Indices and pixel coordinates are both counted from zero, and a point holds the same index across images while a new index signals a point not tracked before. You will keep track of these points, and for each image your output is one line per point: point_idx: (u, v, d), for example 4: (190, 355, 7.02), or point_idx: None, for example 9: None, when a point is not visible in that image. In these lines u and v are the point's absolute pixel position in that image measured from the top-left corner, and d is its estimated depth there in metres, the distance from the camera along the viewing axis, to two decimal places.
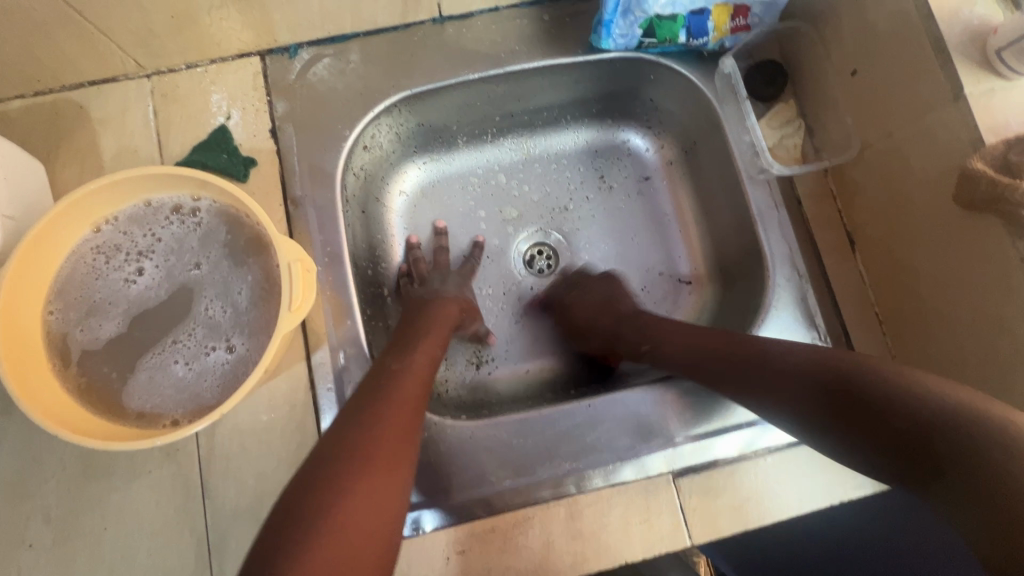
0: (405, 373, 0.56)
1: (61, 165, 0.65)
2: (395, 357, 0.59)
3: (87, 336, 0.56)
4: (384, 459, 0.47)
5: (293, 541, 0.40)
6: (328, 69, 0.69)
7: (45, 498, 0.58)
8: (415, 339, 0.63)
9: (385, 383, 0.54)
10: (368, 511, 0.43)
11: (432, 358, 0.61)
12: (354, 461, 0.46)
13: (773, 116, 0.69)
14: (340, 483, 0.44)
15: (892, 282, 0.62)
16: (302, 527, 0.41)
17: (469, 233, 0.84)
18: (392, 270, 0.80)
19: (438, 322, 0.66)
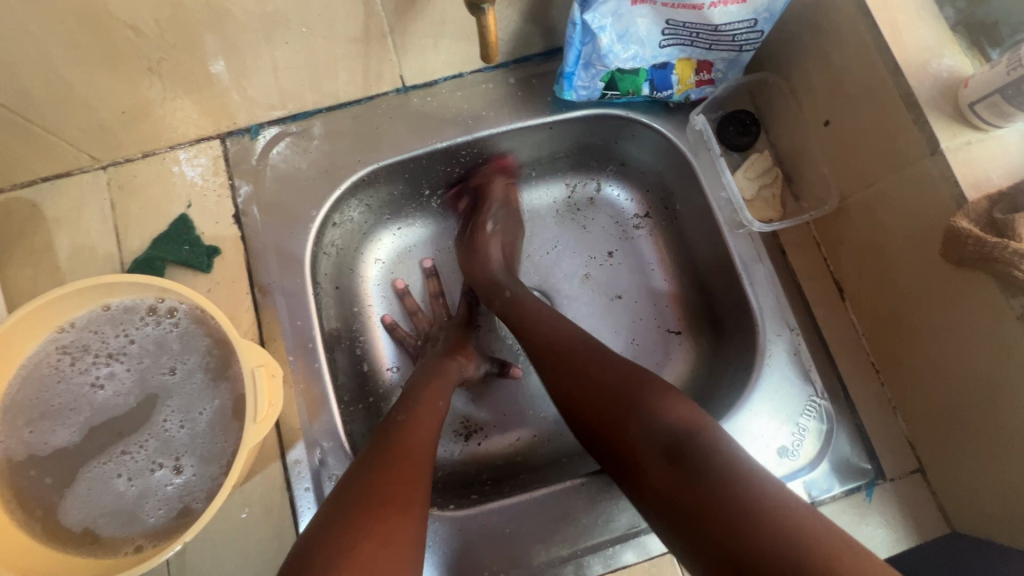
0: (406, 431, 0.55)
1: (14, 269, 0.62)
2: (400, 408, 0.59)
3: (37, 440, 0.52)
4: (393, 503, 0.47)
5: None
6: (290, 148, 0.67)
7: None
8: (417, 391, 0.62)
9: (390, 435, 0.54)
10: (378, 555, 0.43)
11: (433, 412, 0.59)
12: (361, 508, 0.46)
13: (749, 166, 0.68)
14: (350, 525, 0.44)
15: (887, 333, 0.60)
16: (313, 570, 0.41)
17: (452, 293, 0.81)
18: (371, 343, 0.77)
19: (439, 375, 0.65)
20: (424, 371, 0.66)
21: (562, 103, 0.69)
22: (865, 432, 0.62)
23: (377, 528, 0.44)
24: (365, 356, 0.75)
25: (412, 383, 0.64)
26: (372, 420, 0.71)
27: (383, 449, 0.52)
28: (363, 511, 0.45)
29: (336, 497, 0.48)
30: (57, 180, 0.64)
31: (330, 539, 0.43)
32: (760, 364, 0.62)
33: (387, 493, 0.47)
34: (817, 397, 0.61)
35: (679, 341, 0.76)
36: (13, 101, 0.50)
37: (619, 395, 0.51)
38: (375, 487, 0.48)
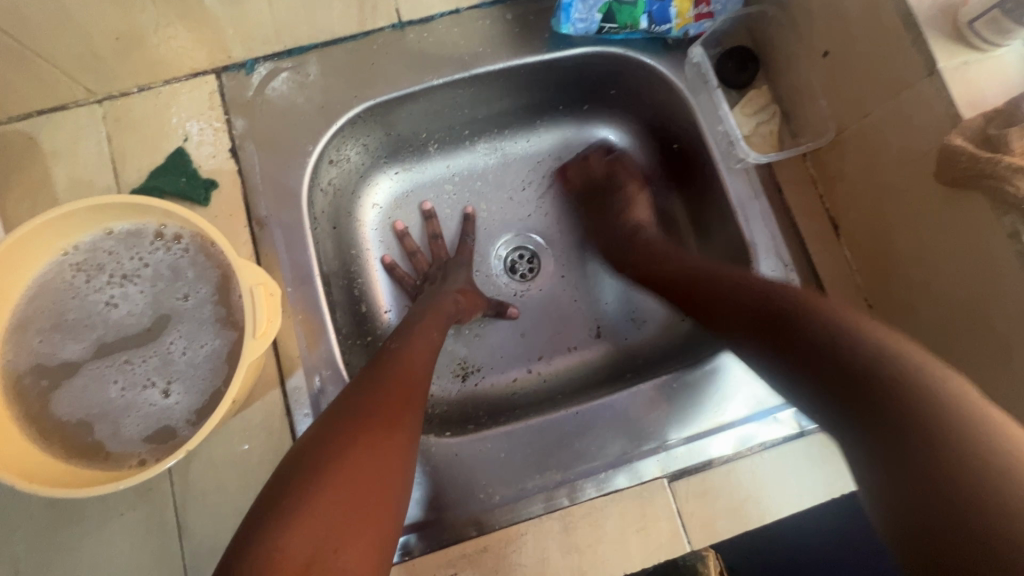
0: (401, 358, 0.56)
1: (12, 201, 0.62)
2: (395, 337, 0.60)
3: (45, 349, 0.53)
4: (387, 417, 0.48)
5: (303, 480, 0.41)
6: (287, 82, 0.67)
7: (12, 550, 0.55)
8: (414, 323, 0.63)
9: (385, 360, 0.55)
10: (374, 460, 0.44)
11: (429, 343, 0.60)
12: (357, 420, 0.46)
13: (747, 102, 0.68)
14: (349, 434, 0.45)
15: (880, 265, 0.61)
16: (315, 467, 0.42)
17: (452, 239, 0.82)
18: (371, 286, 0.77)
19: (437, 311, 0.66)
20: (420, 307, 0.67)
21: (559, 40, 0.69)
22: None
23: (372, 440, 0.45)
24: (363, 297, 0.75)
25: (409, 317, 0.65)
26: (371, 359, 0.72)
27: (378, 374, 0.53)
28: (358, 425, 0.46)
29: (335, 411, 0.48)
30: (54, 114, 0.64)
31: (324, 449, 0.44)
32: None
33: (381, 412, 0.48)
34: None
35: None
36: (8, 25, 0.50)
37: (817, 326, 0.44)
38: (370, 406, 0.48)
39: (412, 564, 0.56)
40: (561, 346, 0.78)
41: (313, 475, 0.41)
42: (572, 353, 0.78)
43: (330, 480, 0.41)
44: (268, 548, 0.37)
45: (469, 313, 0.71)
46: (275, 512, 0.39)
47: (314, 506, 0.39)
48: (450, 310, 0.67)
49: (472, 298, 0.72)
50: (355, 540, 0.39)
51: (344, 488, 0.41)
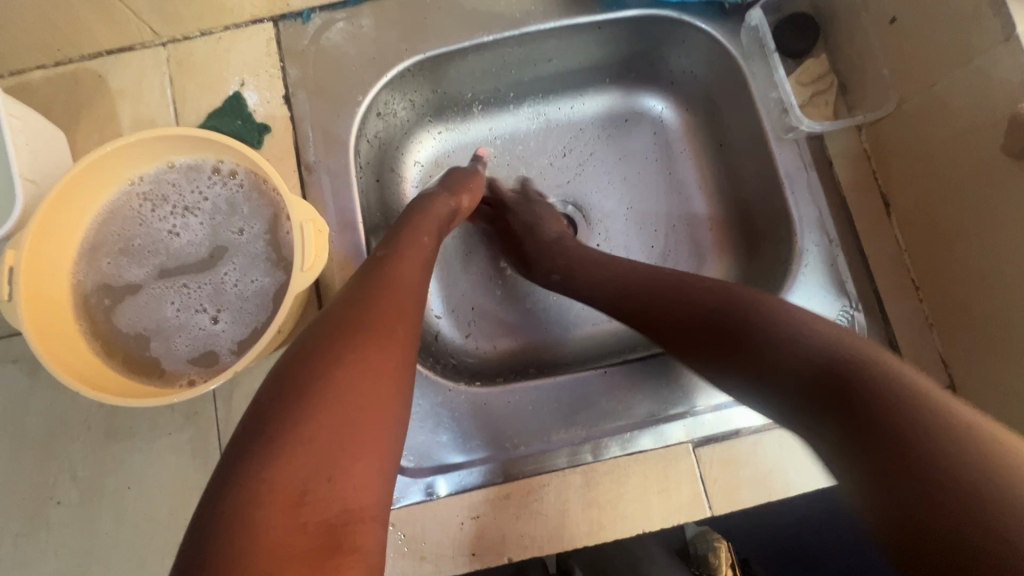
0: (392, 266, 0.51)
1: (81, 134, 0.65)
2: (384, 245, 0.55)
3: (113, 270, 0.57)
4: (377, 331, 0.44)
5: (287, 404, 0.38)
6: (341, 33, 0.68)
7: (71, 457, 0.59)
8: (405, 228, 0.58)
9: (375, 268, 0.51)
10: (366, 379, 0.40)
11: (423, 254, 0.55)
12: (346, 336, 0.43)
13: (805, 70, 0.66)
14: (338, 352, 0.41)
15: (931, 243, 0.59)
16: (302, 390, 0.39)
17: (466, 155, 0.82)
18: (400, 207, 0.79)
19: (430, 217, 0.60)
20: (412, 211, 0.62)
21: (613, 1, 0.68)
22: (895, 345, 0.61)
23: (363, 357, 0.41)
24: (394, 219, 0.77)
25: (397, 221, 0.59)
26: None
27: (370, 285, 0.48)
28: (347, 342, 0.42)
29: (322, 324, 0.45)
30: (122, 54, 0.67)
31: (311, 368, 0.40)
32: (795, 272, 0.62)
33: (372, 327, 0.44)
34: (850, 309, 0.61)
35: (711, 259, 0.78)
36: None
37: (750, 320, 0.46)
38: (362, 319, 0.44)
39: (438, 504, 0.58)
40: (591, 315, 0.78)
41: (298, 399, 0.38)
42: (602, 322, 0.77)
43: (318, 403, 0.38)
44: (257, 477, 0.35)
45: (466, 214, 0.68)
46: (260, 439, 0.37)
47: (302, 433, 0.37)
48: (444, 215, 0.63)
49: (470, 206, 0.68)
50: (352, 467, 0.37)
51: (335, 413, 0.38)
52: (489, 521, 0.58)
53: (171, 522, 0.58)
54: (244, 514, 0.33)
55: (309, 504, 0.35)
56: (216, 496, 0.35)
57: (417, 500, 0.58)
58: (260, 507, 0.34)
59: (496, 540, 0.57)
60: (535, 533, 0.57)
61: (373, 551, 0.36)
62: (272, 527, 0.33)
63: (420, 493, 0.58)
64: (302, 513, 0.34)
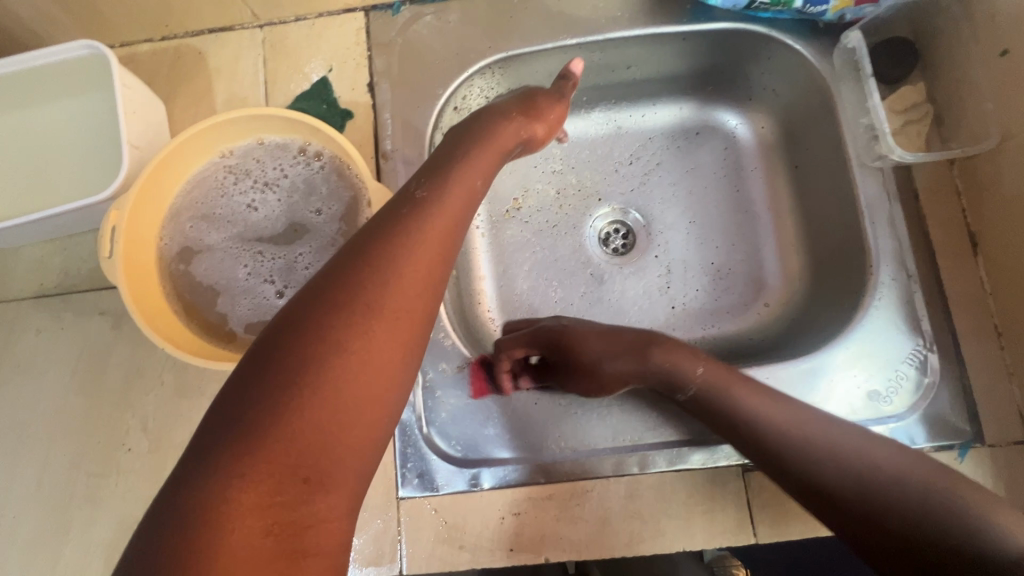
0: (428, 215, 0.44)
1: (178, 106, 0.69)
2: (423, 182, 0.47)
3: (194, 234, 0.60)
4: (392, 308, 0.38)
5: (271, 386, 0.34)
6: (428, 26, 0.70)
7: (144, 409, 0.63)
8: (453, 165, 0.50)
9: (408, 212, 0.43)
10: (366, 367, 0.36)
11: (466, 198, 0.47)
12: (351, 308, 0.37)
13: (899, 98, 0.63)
14: (335, 330, 0.36)
15: (1020, 290, 0.56)
16: (289, 373, 0.35)
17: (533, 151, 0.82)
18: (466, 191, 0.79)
19: (485, 151, 0.54)
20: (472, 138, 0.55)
21: (701, 12, 0.68)
22: (969, 391, 0.58)
23: (359, 346, 0.37)
24: None
25: (447, 151, 0.53)
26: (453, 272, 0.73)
27: (384, 245, 0.40)
28: (345, 322, 0.37)
29: (325, 279, 0.39)
30: (222, 34, 0.71)
31: (304, 346, 0.36)
32: (867, 304, 0.61)
33: (376, 306, 0.38)
34: (923, 348, 0.59)
35: (774, 280, 0.76)
36: None
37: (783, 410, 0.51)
38: (372, 285, 0.38)
39: (481, 496, 0.59)
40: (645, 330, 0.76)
41: (281, 389, 0.34)
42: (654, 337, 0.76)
43: (307, 393, 0.35)
44: (225, 470, 0.32)
45: (538, 143, 0.64)
46: (232, 430, 0.33)
47: (282, 427, 0.34)
48: (510, 143, 0.58)
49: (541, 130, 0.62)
50: (329, 467, 0.35)
51: (319, 409, 0.35)
52: (529, 520, 0.58)
53: None
54: (211, 509, 0.31)
55: (279, 504, 0.33)
56: (180, 484, 0.32)
57: (460, 489, 0.59)
58: (226, 501, 0.32)
59: (534, 538, 0.58)
60: (574, 537, 0.58)
61: (337, 548, 0.35)
62: (237, 530, 0.32)
63: (464, 483, 0.59)
64: (271, 512, 0.33)
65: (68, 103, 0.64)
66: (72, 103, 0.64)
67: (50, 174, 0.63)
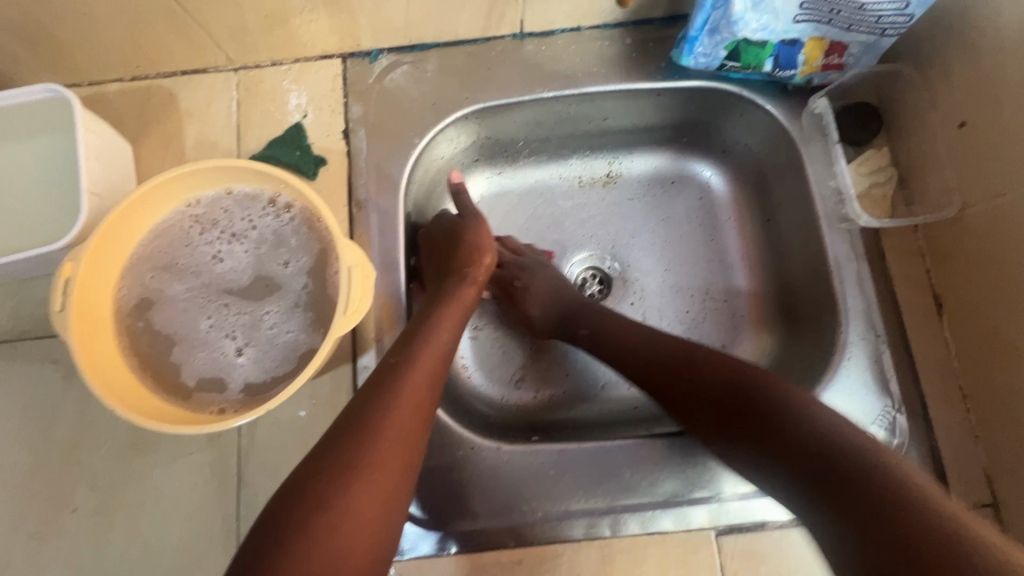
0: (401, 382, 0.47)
1: (146, 147, 0.68)
2: (397, 349, 0.51)
3: (154, 285, 0.58)
4: (373, 490, 0.41)
5: None
6: (405, 75, 0.70)
7: (93, 466, 0.60)
8: (424, 326, 0.54)
9: (386, 382, 0.47)
10: (345, 557, 0.37)
11: (437, 357, 0.51)
12: (331, 492, 0.39)
13: (864, 161, 0.65)
14: (316, 518, 0.38)
15: (983, 352, 0.57)
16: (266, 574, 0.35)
17: (512, 202, 0.82)
18: None
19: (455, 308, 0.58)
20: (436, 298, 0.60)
21: (675, 69, 0.69)
22: (936, 453, 0.59)
23: (341, 509, 0.39)
24: None
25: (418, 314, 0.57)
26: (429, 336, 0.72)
27: (362, 423, 0.44)
28: (329, 488, 0.40)
29: (306, 464, 0.41)
30: (195, 76, 0.70)
31: (284, 543, 0.37)
32: (836, 363, 0.61)
33: (356, 465, 0.41)
34: (891, 409, 0.59)
35: (748, 329, 0.76)
36: None
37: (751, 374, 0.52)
38: (352, 468, 0.41)
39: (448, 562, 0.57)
40: (620, 381, 0.75)
41: None
42: (634, 387, 0.75)
43: None
44: None
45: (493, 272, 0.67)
46: None
47: None
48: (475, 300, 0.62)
49: (486, 270, 0.65)
50: None
51: None
52: None
53: (180, 545, 0.58)
54: None
55: None
56: None
57: (426, 553, 0.57)
58: None
59: None
60: None
61: None
62: None
63: (431, 547, 0.57)
64: None
65: (27, 144, 0.62)
66: (31, 144, 0.62)
67: (6, 218, 0.61)
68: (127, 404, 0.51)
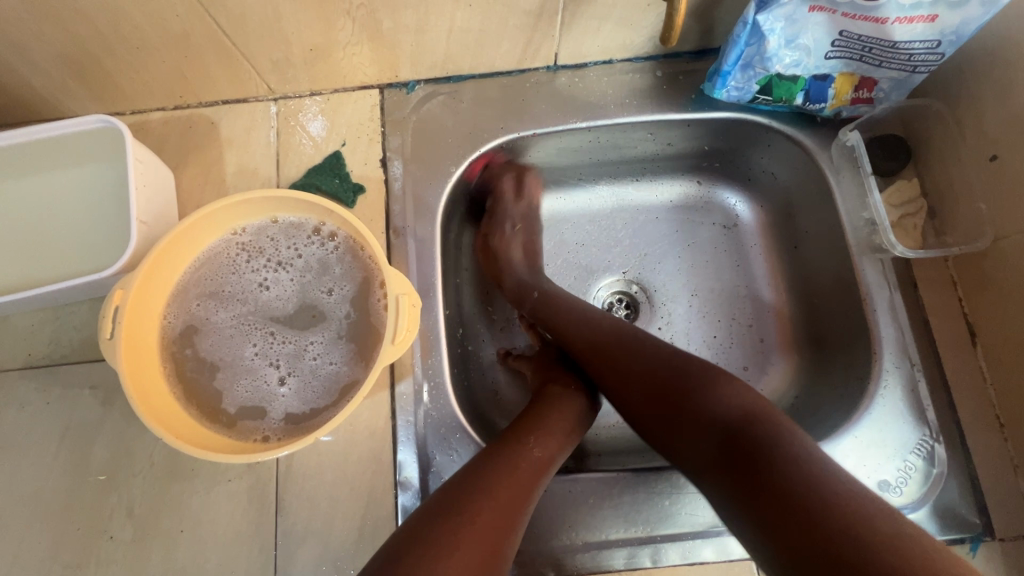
0: (510, 465, 0.51)
1: (188, 175, 0.69)
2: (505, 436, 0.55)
3: (201, 313, 0.59)
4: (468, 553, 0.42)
5: None
6: (441, 106, 0.71)
7: (131, 492, 0.60)
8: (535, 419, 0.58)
9: (491, 464, 0.50)
10: None
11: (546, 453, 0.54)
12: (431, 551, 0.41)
13: (895, 191, 0.66)
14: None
15: (1020, 382, 0.57)
16: None
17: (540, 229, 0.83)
18: (473, 279, 0.79)
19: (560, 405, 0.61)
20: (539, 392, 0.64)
21: (705, 101, 0.71)
22: (977, 483, 0.58)
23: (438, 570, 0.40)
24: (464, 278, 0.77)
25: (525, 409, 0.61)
26: (462, 363, 0.72)
27: (462, 495, 0.46)
28: (430, 551, 0.41)
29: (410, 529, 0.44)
30: (235, 105, 0.71)
31: None
32: (872, 393, 0.61)
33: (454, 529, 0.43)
34: (930, 438, 0.59)
35: (778, 356, 0.76)
36: (221, 15, 0.56)
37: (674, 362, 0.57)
38: (450, 532, 0.43)
39: None
40: None
41: None
42: None
43: None
44: None
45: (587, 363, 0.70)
46: None
47: None
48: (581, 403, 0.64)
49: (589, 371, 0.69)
50: None
51: None
52: None
53: (217, 574, 0.58)
54: None
55: None
56: None
57: None
58: None
59: None
60: None
61: None
62: None
63: None
64: None
65: (75, 173, 0.63)
66: (78, 173, 0.63)
67: (53, 245, 0.62)
68: (176, 434, 0.51)
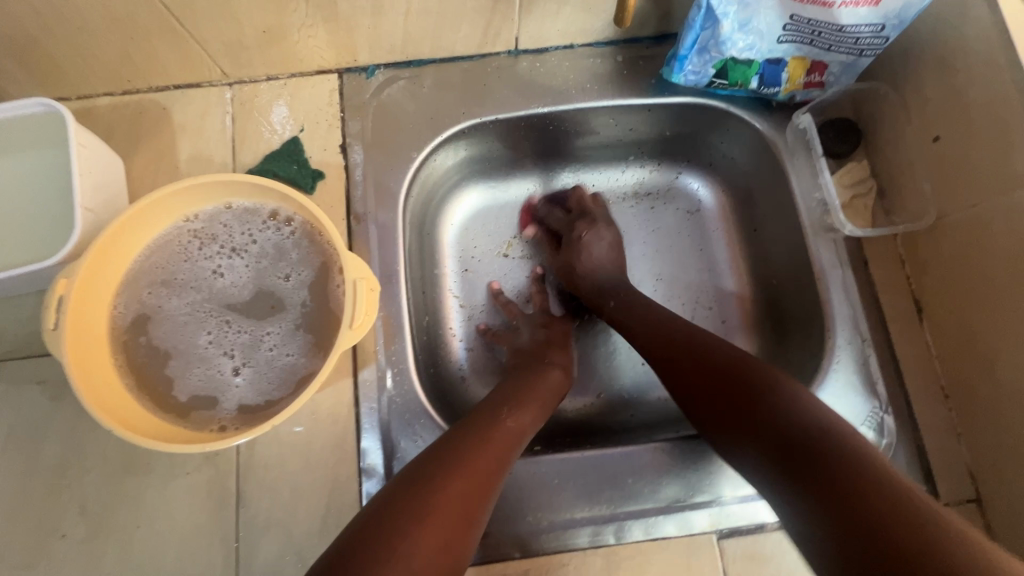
0: (480, 441, 0.50)
1: (138, 163, 0.67)
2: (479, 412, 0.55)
3: (151, 302, 0.57)
4: (437, 523, 0.41)
5: None
6: (402, 91, 0.71)
7: (83, 489, 0.58)
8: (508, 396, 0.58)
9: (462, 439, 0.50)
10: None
11: (519, 427, 0.54)
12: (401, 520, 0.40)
13: (846, 172, 0.68)
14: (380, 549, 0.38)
15: (962, 354, 0.60)
16: None
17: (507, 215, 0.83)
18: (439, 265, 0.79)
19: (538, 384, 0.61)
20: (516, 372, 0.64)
21: (665, 86, 0.71)
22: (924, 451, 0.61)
23: (404, 539, 0.39)
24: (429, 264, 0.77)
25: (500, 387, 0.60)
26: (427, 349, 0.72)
27: (433, 470, 0.46)
28: (397, 521, 0.40)
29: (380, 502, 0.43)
30: (187, 90, 0.69)
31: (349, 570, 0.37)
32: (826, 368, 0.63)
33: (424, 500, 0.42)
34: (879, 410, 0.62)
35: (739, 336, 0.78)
36: None
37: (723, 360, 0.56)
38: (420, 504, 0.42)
39: None
40: (616, 388, 0.77)
41: None
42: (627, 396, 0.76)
43: None
44: None
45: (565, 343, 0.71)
46: None
47: None
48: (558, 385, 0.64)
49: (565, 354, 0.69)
50: None
51: None
52: None
53: (177, 568, 0.56)
54: None
55: None
56: None
57: None
58: None
59: None
60: None
61: None
62: None
63: None
64: None
65: (16, 160, 0.61)
66: (19, 160, 0.61)
67: None
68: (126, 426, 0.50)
